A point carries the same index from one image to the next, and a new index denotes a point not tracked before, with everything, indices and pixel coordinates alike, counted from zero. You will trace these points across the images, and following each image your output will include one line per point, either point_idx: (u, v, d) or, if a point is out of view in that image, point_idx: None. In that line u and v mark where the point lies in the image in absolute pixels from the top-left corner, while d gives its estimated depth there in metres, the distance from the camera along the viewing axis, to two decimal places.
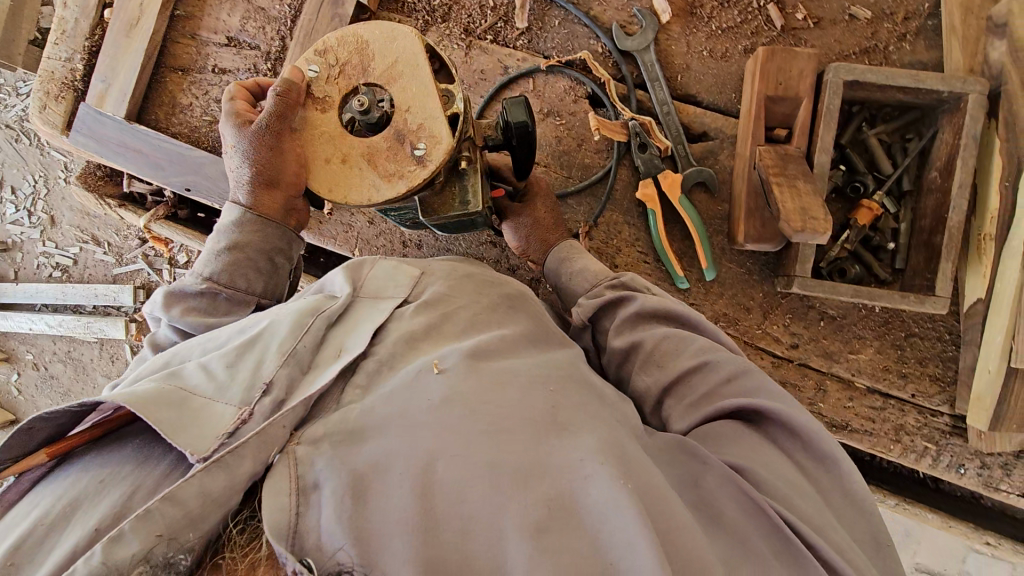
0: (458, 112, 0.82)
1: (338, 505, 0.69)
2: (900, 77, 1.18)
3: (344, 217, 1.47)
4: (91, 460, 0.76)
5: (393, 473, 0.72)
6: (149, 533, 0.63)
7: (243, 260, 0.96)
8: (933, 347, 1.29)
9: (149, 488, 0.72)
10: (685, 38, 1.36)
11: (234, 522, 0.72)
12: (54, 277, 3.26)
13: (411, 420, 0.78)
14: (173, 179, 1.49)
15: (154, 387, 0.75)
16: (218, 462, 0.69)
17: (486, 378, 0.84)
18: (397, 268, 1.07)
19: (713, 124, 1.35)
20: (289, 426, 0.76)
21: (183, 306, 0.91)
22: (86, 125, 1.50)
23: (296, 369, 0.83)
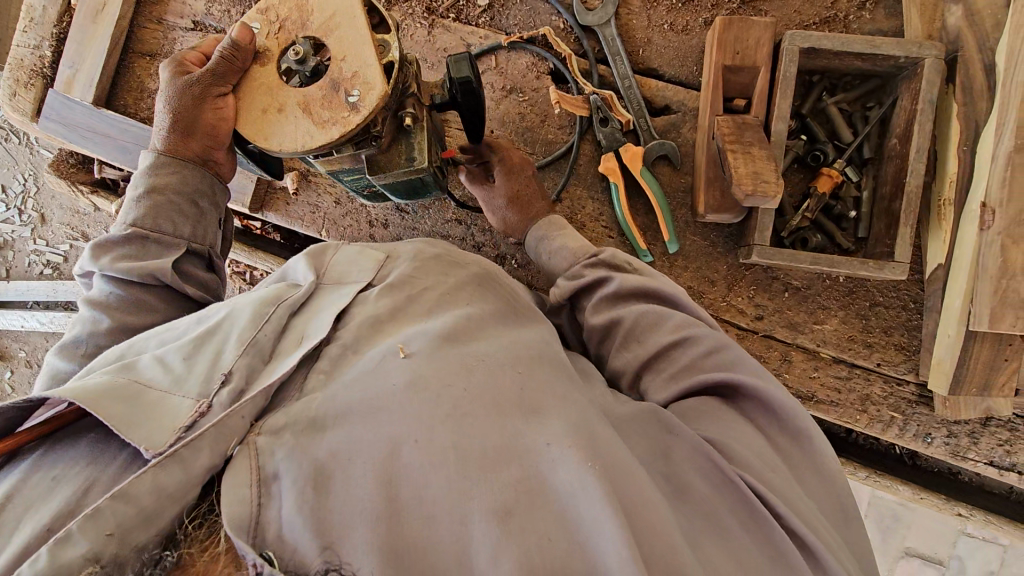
0: (392, 60, 0.85)
1: (299, 497, 0.65)
2: (856, 43, 1.17)
3: (311, 197, 1.48)
4: (41, 457, 0.72)
5: (356, 463, 0.69)
6: (98, 533, 0.60)
7: (163, 202, 1.00)
8: (898, 317, 1.28)
9: (105, 484, 0.69)
10: (646, 12, 1.36)
11: (189, 517, 0.68)
12: (45, 275, 3.29)
13: (373, 407, 0.74)
14: (141, 162, 1.50)
15: (106, 382, 0.73)
16: (172, 457, 0.65)
17: (453, 360, 0.81)
18: (364, 250, 1.05)
19: (675, 98, 1.35)
20: (248, 417, 0.73)
21: (112, 254, 0.98)
22: (55, 111, 1.51)
23: (257, 358, 0.81)
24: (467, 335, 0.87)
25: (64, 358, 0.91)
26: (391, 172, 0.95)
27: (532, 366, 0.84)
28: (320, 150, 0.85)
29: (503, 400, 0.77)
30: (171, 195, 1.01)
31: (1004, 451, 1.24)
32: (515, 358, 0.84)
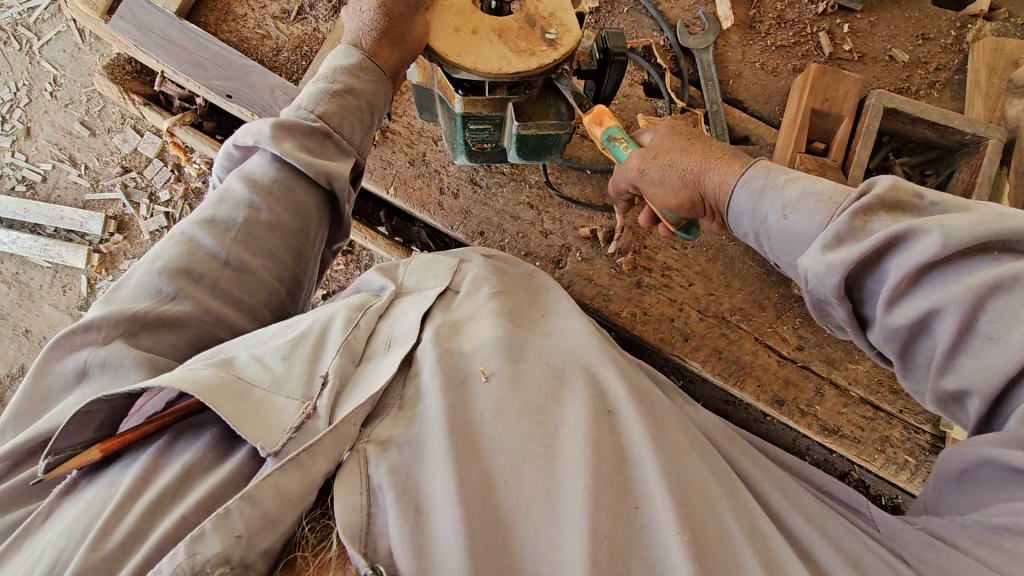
0: (584, 11, 0.97)
1: (401, 515, 0.68)
2: (934, 113, 1.29)
3: (385, 153, 1.46)
4: (154, 454, 0.71)
5: (447, 490, 0.69)
6: (229, 533, 0.62)
7: (351, 106, 0.98)
8: None
9: (231, 481, 0.68)
10: (741, 48, 1.45)
11: (307, 519, 0.71)
12: (15, 191, 3.02)
13: (466, 432, 0.75)
14: (213, 82, 1.43)
15: (214, 374, 0.73)
16: (293, 460, 0.67)
17: (534, 391, 0.80)
18: (434, 257, 1.04)
19: (755, 131, 1.42)
20: (360, 424, 0.75)
21: (292, 142, 0.94)
22: (131, 12, 1.44)
23: (350, 359, 0.82)
24: (549, 360, 0.85)
25: (208, 234, 0.89)
26: (538, 123, 1.03)
27: (620, 393, 0.81)
28: (512, 77, 0.91)
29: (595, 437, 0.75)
30: (360, 100, 0.99)
31: None
32: (599, 391, 0.82)
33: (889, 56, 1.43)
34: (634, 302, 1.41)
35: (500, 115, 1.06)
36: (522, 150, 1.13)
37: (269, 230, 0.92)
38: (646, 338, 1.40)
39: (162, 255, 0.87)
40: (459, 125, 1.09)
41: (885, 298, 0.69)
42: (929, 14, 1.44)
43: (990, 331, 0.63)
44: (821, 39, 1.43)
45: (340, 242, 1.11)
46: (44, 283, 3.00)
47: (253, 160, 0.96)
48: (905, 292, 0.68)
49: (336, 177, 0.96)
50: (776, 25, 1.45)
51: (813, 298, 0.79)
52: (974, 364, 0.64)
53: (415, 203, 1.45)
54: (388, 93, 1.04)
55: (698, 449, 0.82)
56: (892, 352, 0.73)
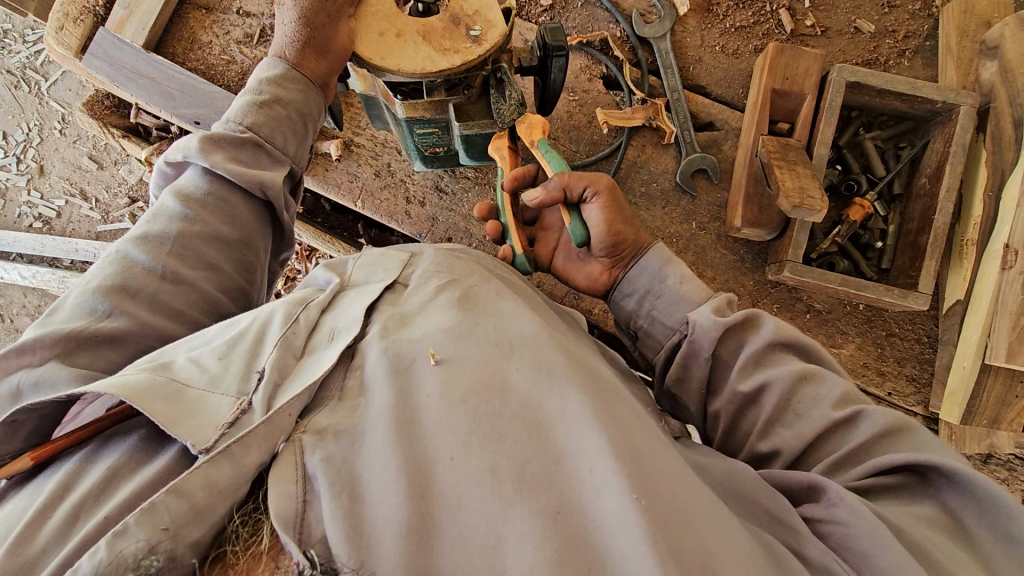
0: (511, 7, 0.95)
1: (335, 500, 0.68)
2: (900, 83, 1.25)
3: (351, 167, 1.48)
4: (82, 457, 0.74)
5: (387, 473, 0.69)
6: (154, 527, 0.64)
7: (281, 117, 1.04)
8: (912, 349, 1.33)
9: (152, 482, 0.70)
10: (700, 33, 1.42)
11: (239, 514, 0.71)
12: (32, 228, 3.17)
13: (409, 418, 0.75)
14: (183, 110, 1.47)
15: (146, 379, 0.75)
16: (225, 453, 0.69)
17: (481, 370, 0.79)
18: (385, 252, 1.05)
19: (720, 115, 1.40)
20: (297, 414, 0.76)
21: (223, 153, 0.98)
22: (102, 49, 1.50)
23: (289, 354, 0.84)
24: (497, 343, 0.85)
25: (142, 249, 0.92)
26: (477, 122, 1.03)
27: (565, 371, 0.81)
28: (437, 76, 0.91)
29: (536, 420, 0.76)
30: (289, 111, 1.04)
31: None
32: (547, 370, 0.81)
33: (854, 27, 1.38)
34: None
35: (443, 117, 1.05)
36: (467, 150, 1.13)
37: (203, 239, 0.95)
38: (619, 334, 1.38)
39: (96, 275, 0.90)
40: (406, 129, 1.10)
41: (741, 362, 0.88)
42: None
43: (799, 409, 0.83)
44: (782, 17, 1.40)
45: (287, 252, 1.15)
46: None
47: (187, 175, 0.99)
48: (752, 367, 0.87)
49: (269, 185, 1.00)
50: (735, 6, 1.42)
51: (687, 352, 0.92)
52: (789, 432, 0.83)
53: (382, 215, 1.47)
54: (321, 103, 1.09)
55: (649, 425, 0.82)
56: (725, 417, 0.89)
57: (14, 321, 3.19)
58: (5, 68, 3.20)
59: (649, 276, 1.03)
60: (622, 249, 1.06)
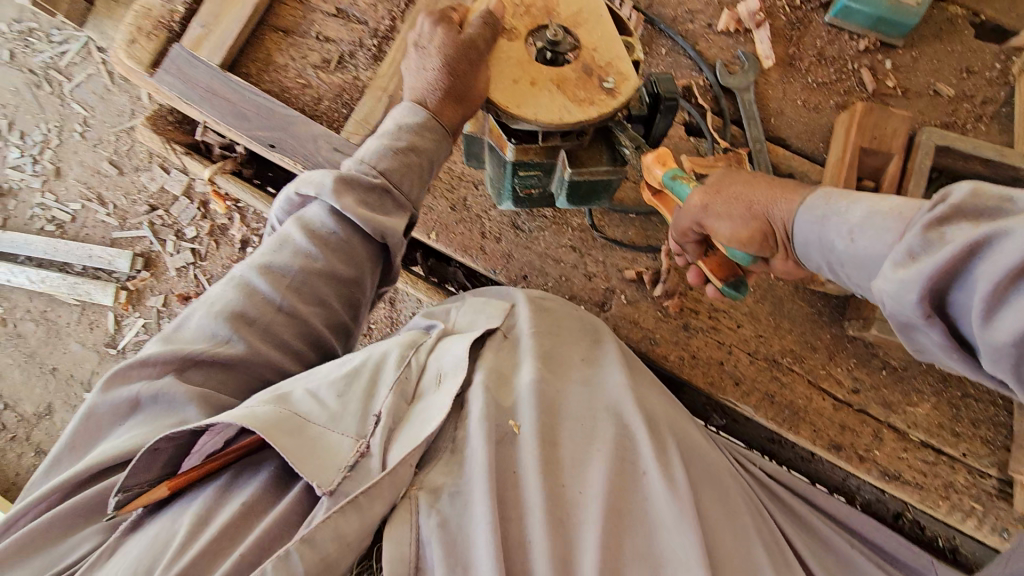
0: (641, 58, 0.97)
1: (448, 563, 0.75)
2: (986, 150, 1.27)
3: (426, 199, 1.46)
4: (219, 486, 0.78)
5: (484, 540, 0.76)
6: (288, 573, 0.67)
7: (413, 164, 0.99)
8: (987, 412, 1.35)
9: (286, 522, 0.74)
10: (782, 86, 1.44)
11: (360, 561, 0.77)
12: (45, 231, 3.07)
13: (503, 486, 0.84)
14: (257, 131, 1.44)
15: (275, 412, 0.78)
16: (352, 503, 0.73)
17: (565, 449, 0.88)
18: (487, 301, 1.11)
19: (800, 168, 1.41)
20: (412, 464, 0.80)
21: (352, 196, 0.95)
22: (176, 65, 1.46)
23: (401, 398, 0.89)
24: (576, 420, 0.92)
25: (264, 278, 0.91)
26: (591, 170, 1.02)
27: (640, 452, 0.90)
28: (573, 127, 0.91)
29: (615, 502, 0.84)
30: (422, 158, 0.99)
31: None
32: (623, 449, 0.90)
33: (934, 90, 1.41)
34: (682, 345, 1.39)
35: (550, 162, 1.05)
36: (568, 195, 1.10)
37: (322, 277, 0.93)
38: (695, 382, 1.37)
39: (219, 298, 0.89)
40: (509, 171, 1.08)
41: (979, 309, 0.60)
42: (971, 47, 1.42)
43: None
44: (864, 76, 1.42)
45: (388, 286, 1.11)
46: (74, 321, 3.04)
47: (311, 207, 0.97)
48: (1003, 303, 0.58)
49: (389, 233, 0.97)
50: (817, 62, 1.44)
51: (896, 326, 0.70)
52: None
53: (457, 249, 1.44)
54: (446, 146, 1.03)
55: (711, 508, 0.90)
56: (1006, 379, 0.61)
57: (19, 326, 3.07)
58: (27, 67, 3.14)
59: (817, 242, 0.81)
60: (769, 235, 0.91)
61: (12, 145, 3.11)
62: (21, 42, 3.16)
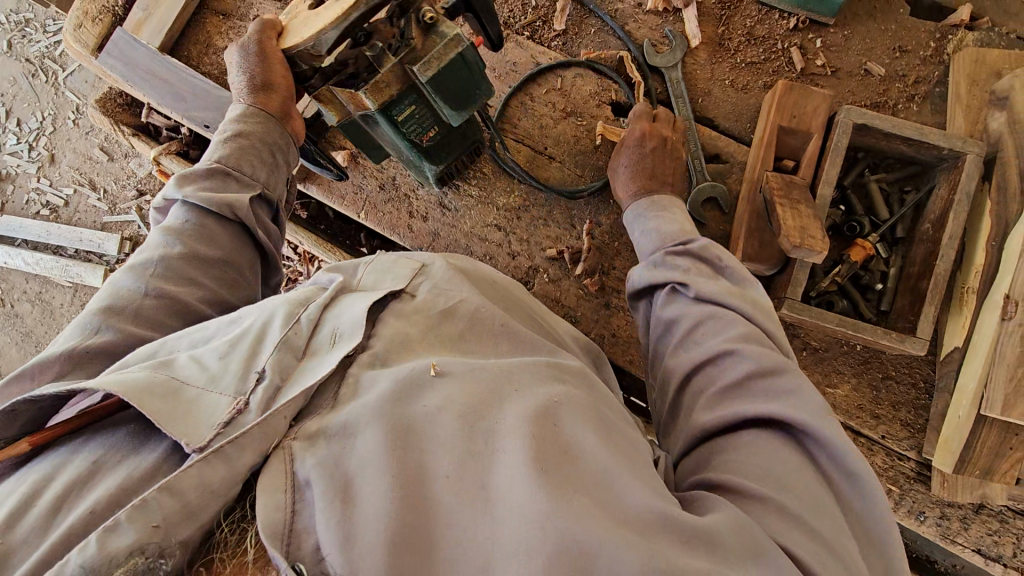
0: None
1: (326, 508, 0.64)
2: (905, 128, 1.25)
3: (357, 179, 1.49)
4: (78, 445, 0.73)
5: (377, 480, 0.66)
6: (146, 524, 0.60)
7: (247, 149, 1.21)
8: (907, 393, 1.32)
9: (142, 480, 0.68)
10: (711, 65, 1.43)
11: (226, 521, 0.68)
12: (40, 215, 3.19)
13: (405, 423, 0.71)
14: (195, 112, 1.49)
15: (146, 377, 0.72)
16: (219, 453, 0.66)
17: (480, 388, 0.75)
18: (395, 260, 0.98)
19: (727, 148, 1.41)
20: (292, 417, 0.72)
21: (197, 185, 1.15)
22: (118, 49, 1.51)
23: (290, 354, 0.78)
24: (507, 367, 0.78)
25: (131, 276, 1.03)
26: (433, 61, 1.04)
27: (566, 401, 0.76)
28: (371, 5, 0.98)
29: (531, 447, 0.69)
30: (254, 142, 1.23)
31: (992, 540, 1.27)
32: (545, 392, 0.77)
33: (864, 69, 1.39)
34: (603, 323, 1.40)
35: (409, 85, 1.08)
36: (452, 104, 1.13)
37: (187, 261, 1.06)
38: (614, 360, 1.39)
39: (92, 301, 1.00)
40: (391, 126, 1.13)
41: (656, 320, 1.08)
42: (906, 25, 1.39)
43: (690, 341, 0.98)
44: (793, 55, 1.40)
45: (275, 275, 1.28)
46: (67, 301, 3.16)
47: (172, 214, 1.14)
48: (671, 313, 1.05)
49: (237, 206, 1.14)
50: (746, 42, 1.42)
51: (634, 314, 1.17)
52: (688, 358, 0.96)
53: (385, 227, 1.48)
54: (285, 135, 1.29)
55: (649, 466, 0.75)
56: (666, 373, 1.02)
57: (15, 307, 3.20)
58: (24, 56, 3.23)
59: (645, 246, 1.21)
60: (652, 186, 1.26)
61: (10, 132, 3.23)
62: (19, 32, 3.24)
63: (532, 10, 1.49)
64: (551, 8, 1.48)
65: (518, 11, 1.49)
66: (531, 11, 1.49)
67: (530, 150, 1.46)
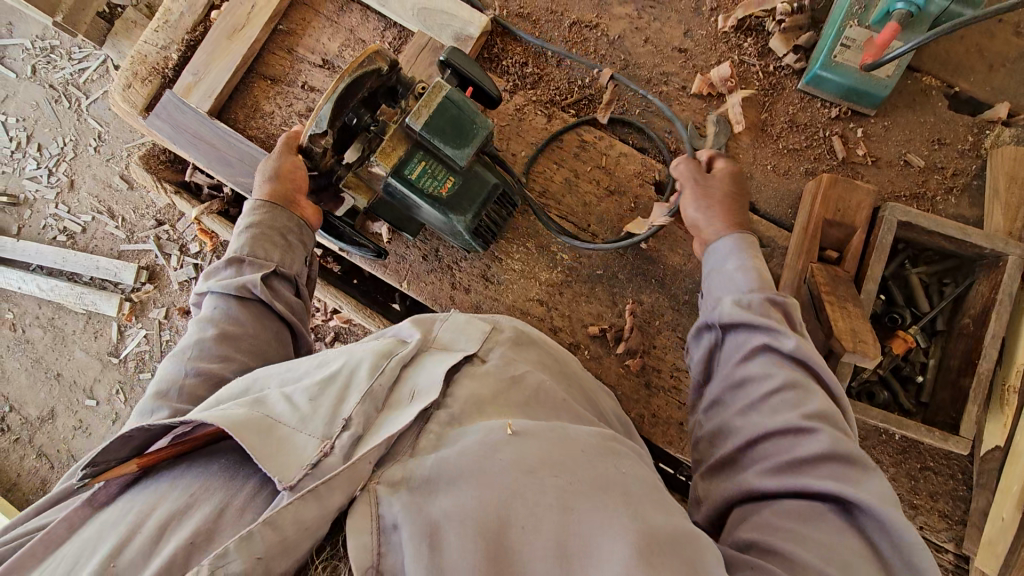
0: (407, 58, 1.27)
1: (416, 552, 0.66)
2: (947, 227, 1.27)
3: (400, 249, 1.50)
4: (180, 474, 0.76)
5: (461, 530, 0.67)
6: (249, 555, 0.61)
7: (264, 237, 1.25)
8: (946, 485, 1.33)
9: (238, 508, 0.71)
10: (753, 150, 1.46)
11: (319, 556, 0.68)
12: (56, 241, 3.18)
13: (485, 472, 0.73)
14: (242, 177, 1.51)
15: (246, 413, 0.75)
16: (312, 492, 0.66)
17: (551, 445, 0.77)
18: (470, 320, 0.97)
19: (768, 233, 1.42)
20: (375, 464, 0.72)
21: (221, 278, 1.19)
22: (167, 111, 1.53)
23: (372, 404, 0.78)
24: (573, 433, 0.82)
25: (171, 363, 1.06)
26: (424, 111, 1.19)
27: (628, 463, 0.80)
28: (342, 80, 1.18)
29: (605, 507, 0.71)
30: (269, 230, 1.26)
31: None
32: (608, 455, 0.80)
33: (905, 160, 1.42)
34: (642, 402, 1.41)
35: (415, 144, 1.23)
36: (452, 145, 1.21)
37: (219, 341, 1.08)
38: (653, 439, 1.40)
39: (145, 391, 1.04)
40: (412, 187, 1.24)
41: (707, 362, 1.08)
42: (945, 118, 1.42)
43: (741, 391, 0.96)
44: (835, 144, 1.43)
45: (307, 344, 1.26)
46: (79, 329, 3.14)
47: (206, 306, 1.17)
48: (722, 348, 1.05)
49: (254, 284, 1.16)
50: (789, 128, 1.45)
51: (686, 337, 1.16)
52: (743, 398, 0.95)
53: (427, 298, 1.49)
54: (297, 219, 1.30)
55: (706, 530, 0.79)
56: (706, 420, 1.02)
57: (26, 332, 3.18)
58: (48, 82, 3.24)
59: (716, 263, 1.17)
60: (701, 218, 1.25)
61: (30, 157, 3.23)
62: (44, 58, 3.25)
63: (578, 89, 1.52)
64: (597, 87, 1.51)
65: (564, 88, 1.52)
66: (577, 89, 1.52)
67: (573, 227, 1.48)
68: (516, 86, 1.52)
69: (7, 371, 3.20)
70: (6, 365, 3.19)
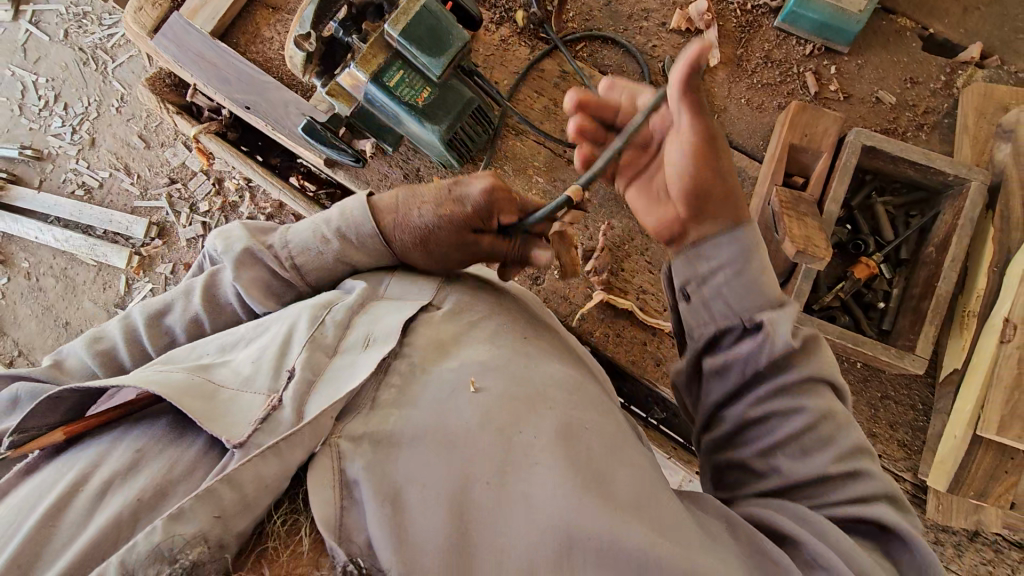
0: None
1: (379, 512, 0.66)
2: (913, 152, 1.29)
3: (382, 168, 1.56)
4: (119, 434, 0.75)
5: (429, 488, 0.68)
6: (207, 514, 0.62)
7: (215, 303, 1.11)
8: (906, 414, 1.33)
9: (183, 466, 0.70)
10: (728, 84, 1.49)
11: (278, 513, 0.69)
12: (74, 195, 3.30)
13: (450, 434, 0.73)
14: (238, 95, 1.58)
15: (186, 378, 0.75)
16: (272, 447, 0.67)
17: (518, 403, 0.78)
18: (419, 276, 1.02)
19: (738, 163, 1.46)
20: (335, 417, 0.73)
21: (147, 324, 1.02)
22: (173, 31, 1.61)
23: (320, 353, 0.81)
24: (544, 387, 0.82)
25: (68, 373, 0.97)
26: (401, 19, 1.24)
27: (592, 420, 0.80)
28: None
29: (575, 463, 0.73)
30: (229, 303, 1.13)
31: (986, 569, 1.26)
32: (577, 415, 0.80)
33: (876, 97, 1.44)
34: (608, 322, 1.44)
35: (394, 50, 1.28)
36: (426, 53, 1.26)
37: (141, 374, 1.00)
38: (617, 359, 1.42)
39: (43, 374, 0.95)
40: (389, 94, 1.29)
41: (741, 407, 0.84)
42: (917, 59, 1.45)
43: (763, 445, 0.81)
44: (808, 79, 1.46)
45: None
46: (90, 280, 3.24)
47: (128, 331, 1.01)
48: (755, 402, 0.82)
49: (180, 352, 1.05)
50: (764, 65, 1.49)
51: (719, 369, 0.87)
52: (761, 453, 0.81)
53: None
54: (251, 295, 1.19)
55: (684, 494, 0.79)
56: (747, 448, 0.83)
57: (39, 280, 3.30)
58: (78, 45, 3.39)
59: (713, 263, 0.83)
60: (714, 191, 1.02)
61: (55, 115, 3.37)
62: (76, 23, 3.41)
63: (562, 22, 1.57)
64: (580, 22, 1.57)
65: (549, 22, 1.58)
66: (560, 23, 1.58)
67: (549, 151, 1.52)
68: (502, 18, 1.58)
69: (19, 318, 3.32)
70: (18, 312, 3.30)
